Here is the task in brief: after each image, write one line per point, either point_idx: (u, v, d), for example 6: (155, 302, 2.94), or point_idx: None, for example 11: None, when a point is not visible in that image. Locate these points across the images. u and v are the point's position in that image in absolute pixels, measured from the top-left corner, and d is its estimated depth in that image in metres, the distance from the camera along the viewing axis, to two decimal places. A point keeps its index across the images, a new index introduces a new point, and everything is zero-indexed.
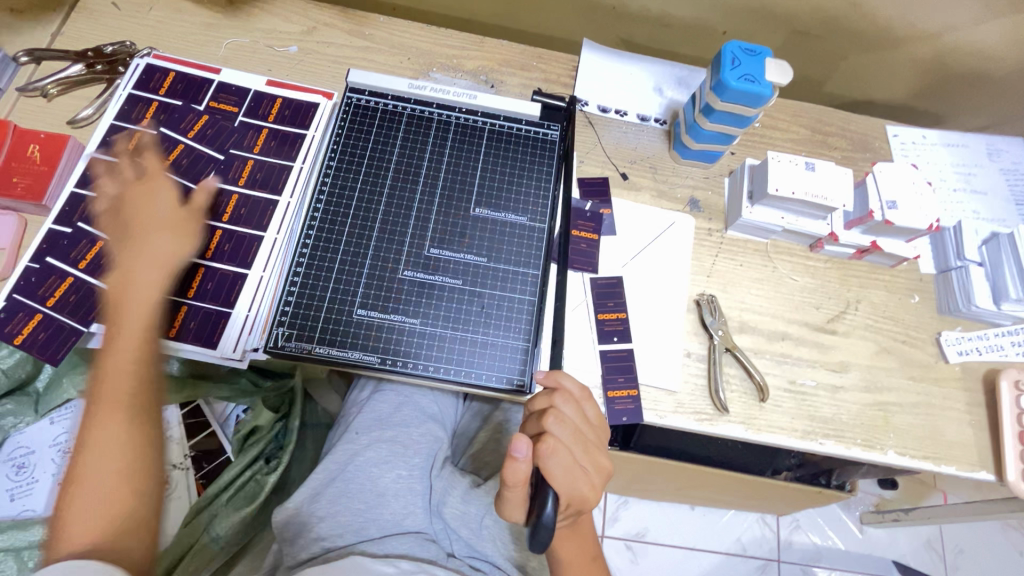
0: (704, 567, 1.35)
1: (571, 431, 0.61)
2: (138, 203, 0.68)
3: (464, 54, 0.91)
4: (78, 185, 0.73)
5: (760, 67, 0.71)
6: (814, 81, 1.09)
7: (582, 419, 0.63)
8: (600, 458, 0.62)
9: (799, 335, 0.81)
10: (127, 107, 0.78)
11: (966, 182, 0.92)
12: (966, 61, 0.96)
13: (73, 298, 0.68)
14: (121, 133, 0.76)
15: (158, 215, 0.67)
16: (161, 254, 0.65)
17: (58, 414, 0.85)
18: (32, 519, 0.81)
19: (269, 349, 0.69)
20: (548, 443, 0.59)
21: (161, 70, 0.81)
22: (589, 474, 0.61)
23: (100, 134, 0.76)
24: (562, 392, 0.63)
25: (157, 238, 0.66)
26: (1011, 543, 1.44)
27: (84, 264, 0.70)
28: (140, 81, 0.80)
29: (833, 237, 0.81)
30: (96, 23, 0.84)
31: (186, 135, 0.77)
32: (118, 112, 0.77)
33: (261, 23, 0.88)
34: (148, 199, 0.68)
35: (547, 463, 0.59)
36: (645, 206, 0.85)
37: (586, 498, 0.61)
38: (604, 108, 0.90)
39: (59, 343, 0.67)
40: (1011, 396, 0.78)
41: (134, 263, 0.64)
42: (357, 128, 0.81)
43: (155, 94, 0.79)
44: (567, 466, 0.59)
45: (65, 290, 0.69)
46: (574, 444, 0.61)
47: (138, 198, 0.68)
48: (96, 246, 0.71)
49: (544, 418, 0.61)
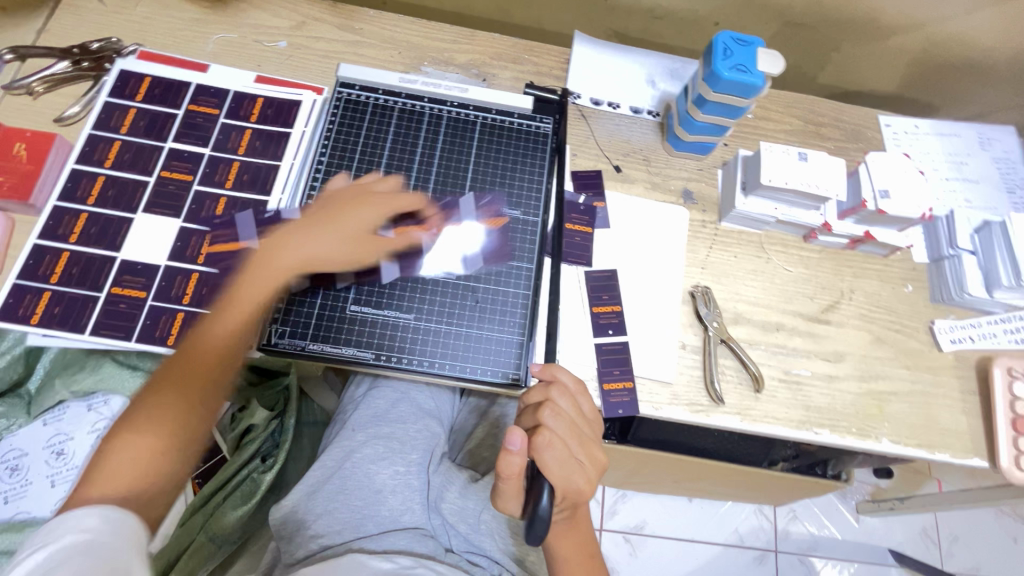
0: (702, 559, 1.36)
1: (567, 425, 0.61)
2: (347, 206, 0.70)
3: (456, 48, 0.90)
4: (60, 196, 0.72)
5: (752, 57, 0.71)
6: (807, 72, 1.09)
7: (577, 412, 0.63)
8: (596, 452, 0.62)
9: (793, 325, 0.81)
10: (104, 116, 0.76)
11: (958, 171, 0.92)
12: (958, 49, 0.97)
13: (58, 309, 0.68)
14: (102, 142, 0.75)
15: (377, 203, 0.71)
16: (340, 238, 0.69)
17: (51, 415, 0.85)
18: (26, 522, 0.79)
19: (262, 347, 0.69)
20: (543, 437, 0.59)
21: (138, 75, 0.79)
22: (584, 468, 0.61)
23: (80, 145, 0.74)
24: (557, 388, 0.63)
25: (361, 222, 0.70)
26: (1006, 529, 1.46)
27: (56, 277, 0.69)
28: (114, 88, 0.78)
29: (827, 227, 0.81)
30: (82, 20, 0.83)
31: (120, 131, 0.76)
32: (95, 121, 0.76)
33: (249, 18, 0.87)
34: (361, 203, 0.71)
35: (542, 458, 0.59)
36: (639, 199, 0.84)
37: (580, 492, 0.61)
38: (597, 100, 0.90)
39: (77, 314, 0.68)
40: (1005, 383, 0.78)
41: (314, 242, 0.68)
42: (349, 123, 0.80)
43: (132, 101, 0.77)
44: (562, 461, 0.59)
45: (46, 304, 0.68)
46: (570, 439, 0.61)
47: (354, 204, 0.70)
48: (62, 258, 0.70)
49: (539, 413, 0.61)
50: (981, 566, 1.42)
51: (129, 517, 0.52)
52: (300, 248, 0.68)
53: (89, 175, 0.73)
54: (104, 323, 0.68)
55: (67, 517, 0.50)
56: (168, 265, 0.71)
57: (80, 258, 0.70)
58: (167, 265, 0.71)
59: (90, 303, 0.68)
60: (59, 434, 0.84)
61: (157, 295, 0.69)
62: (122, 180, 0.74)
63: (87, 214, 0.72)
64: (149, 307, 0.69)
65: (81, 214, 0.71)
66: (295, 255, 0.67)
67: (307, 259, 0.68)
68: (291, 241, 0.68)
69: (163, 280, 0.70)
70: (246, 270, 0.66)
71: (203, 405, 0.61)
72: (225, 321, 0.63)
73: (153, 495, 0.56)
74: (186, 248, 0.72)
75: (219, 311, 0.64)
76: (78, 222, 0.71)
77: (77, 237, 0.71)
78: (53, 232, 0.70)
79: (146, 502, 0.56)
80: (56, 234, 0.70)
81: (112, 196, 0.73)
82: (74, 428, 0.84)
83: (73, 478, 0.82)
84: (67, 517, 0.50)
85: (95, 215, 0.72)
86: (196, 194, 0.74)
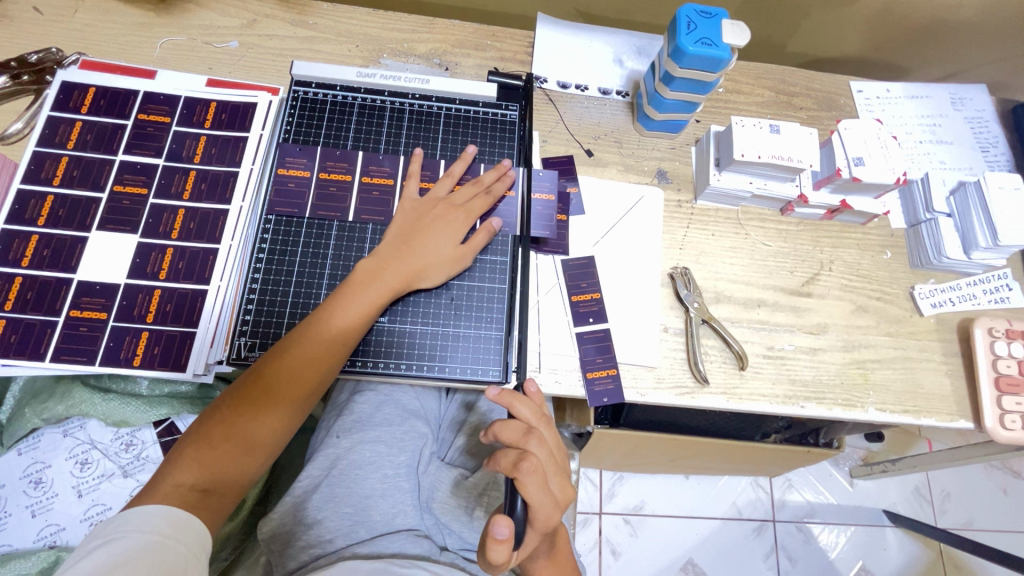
0: (701, 534, 1.37)
1: (549, 454, 0.59)
2: (427, 224, 0.71)
3: (415, 38, 0.87)
4: (7, 220, 0.69)
5: (717, 29, 0.69)
6: (776, 41, 1.07)
7: (553, 442, 0.62)
8: (567, 487, 0.61)
9: (775, 300, 0.80)
10: (48, 131, 0.73)
11: (932, 134, 0.91)
12: (925, 9, 0.95)
13: (14, 337, 0.65)
14: (49, 160, 0.71)
15: (456, 220, 0.72)
16: (444, 257, 0.70)
17: (25, 445, 0.81)
18: (9, 554, 0.76)
19: (232, 361, 0.67)
20: (530, 459, 0.56)
21: (82, 86, 0.75)
22: (556, 500, 0.59)
23: (25, 163, 0.71)
24: (543, 415, 0.62)
25: (445, 238, 0.71)
26: (995, 483, 1.48)
27: (10, 304, 0.66)
28: (58, 102, 0.74)
29: (803, 199, 0.80)
30: (18, 30, 0.79)
31: (66, 148, 0.72)
32: (39, 138, 0.72)
33: (197, 18, 0.83)
34: (447, 219, 0.72)
35: (522, 478, 0.56)
36: (613, 182, 0.83)
37: (548, 523, 0.58)
38: (564, 83, 0.87)
39: (35, 340, 0.65)
40: (986, 343, 0.78)
41: (424, 255, 0.69)
42: (306, 122, 0.77)
43: (77, 114, 0.74)
44: (541, 488, 0.57)
45: (2, 333, 0.65)
46: (549, 466, 0.59)
47: (434, 220, 0.71)
48: (15, 283, 0.67)
49: (526, 436, 0.59)
50: (973, 520, 1.45)
51: (193, 518, 0.54)
52: (398, 261, 0.68)
53: (37, 195, 0.70)
54: (65, 348, 0.66)
55: (130, 517, 0.52)
56: (129, 282, 0.68)
57: (34, 282, 0.67)
58: (128, 283, 0.68)
59: (49, 328, 0.66)
60: (36, 463, 0.81)
61: (119, 315, 0.67)
62: (73, 199, 0.70)
63: (38, 235, 0.69)
64: (112, 328, 0.67)
65: (32, 236, 0.68)
66: (401, 269, 0.68)
67: (417, 269, 0.69)
68: (383, 254, 0.69)
69: (125, 299, 0.68)
70: (353, 280, 0.67)
71: (289, 423, 0.63)
72: (332, 321, 0.64)
73: (220, 496, 0.57)
74: (146, 264, 0.69)
75: (323, 318, 0.65)
76: (29, 245, 0.68)
77: (30, 260, 0.68)
78: (4, 257, 0.67)
79: (211, 503, 0.56)
80: (7, 259, 0.67)
81: (63, 215, 0.70)
82: (51, 456, 0.81)
83: (53, 506, 0.79)
84: (126, 516, 0.52)
85: (47, 235, 0.69)
86: (153, 207, 0.71)
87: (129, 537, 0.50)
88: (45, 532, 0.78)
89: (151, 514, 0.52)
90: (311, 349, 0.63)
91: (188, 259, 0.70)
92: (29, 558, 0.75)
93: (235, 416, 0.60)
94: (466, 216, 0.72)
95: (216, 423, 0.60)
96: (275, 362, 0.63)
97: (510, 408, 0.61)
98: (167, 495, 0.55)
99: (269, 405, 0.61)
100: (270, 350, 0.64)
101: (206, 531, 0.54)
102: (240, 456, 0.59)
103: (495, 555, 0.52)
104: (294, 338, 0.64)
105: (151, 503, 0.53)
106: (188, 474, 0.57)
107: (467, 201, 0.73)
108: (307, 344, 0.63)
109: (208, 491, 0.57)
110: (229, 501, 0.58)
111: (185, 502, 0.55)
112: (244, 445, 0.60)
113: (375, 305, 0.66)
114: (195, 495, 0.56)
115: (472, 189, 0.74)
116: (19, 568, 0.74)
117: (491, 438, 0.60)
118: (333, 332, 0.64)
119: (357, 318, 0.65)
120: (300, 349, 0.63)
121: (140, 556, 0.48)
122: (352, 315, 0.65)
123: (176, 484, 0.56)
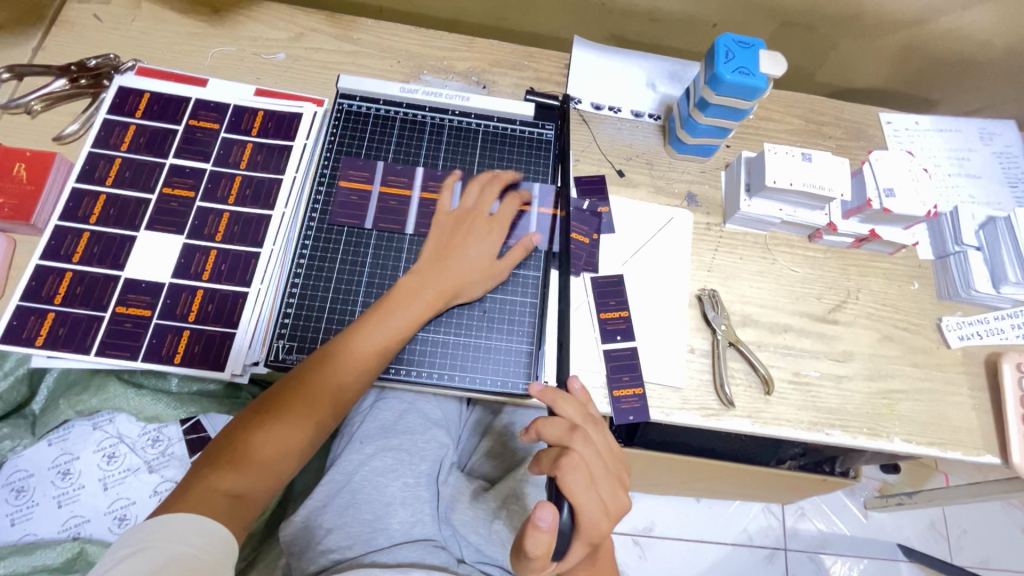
0: (712, 559, 1.36)
1: (595, 453, 0.60)
2: (466, 241, 0.73)
3: (455, 56, 0.90)
4: (62, 217, 0.71)
5: (754, 59, 0.71)
6: (806, 70, 1.08)
7: (604, 445, 0.62)
8: (619, 494, 0.61)
9: (801, 326, 0.81)
10: (104, 133, 0.76)
11: (960, 167, 0.92)
12: (955, 44, 0.97)
13: (62, 330, 0.67)
14: (102, 161, 0.74)
15: (492, 238, 0.74)
16: (481, 273, 0.72)
17: (55, 436, 0.83)
18: (34, 543, 0.77)
19: (270, 362, 0.69)
20: (570, 459, 0.58)
21: (137, 92, 0.78)
22: (605, 508, 0.59)
23: (80, 163, 0.74)
24: (588, 415, 0.63)
25: (482, 254, 0.73)
26: (1014, 521, 1.46)
27: (60, 298, 0.68)
28: (113, 105, 0.77)
29: (832, 227, 0.81)
30: (79, 37, 0.83)
31: (119, 150, 0.75)
32: (95, 139, 0.75)
33: (247, 30, 0.86)
34: (483, 236, 0.74)
35: (564, 477, 0.58)
36: (643, 203, 0.84)
37: (595, 530, 0.59)
38: (597, 105, 0.89)
39: (82, 333, 0.67)
40: (1014, 378, 0.78)
41: (462, 271, 0.71)
42: (350, 134, 0.80)
43: (131, 118, 0.77)
44: (586, 488, 0.58)
45: (50, 325, 0.67)
46: (596, 466, 0.60)
47: (473, 237, 0.73)
48: (65, 278, 0.69)
49: (570, 434, 0.60)
50: (990, 559, 1.42)
51: (223, 528, 0.54)
52: (437, 276, 0.70)
53: (90, 194, 0.73)
54: (108, 342, 0.67)
55: (161, 525, 0.51)
56: (174, 281, 0.70)
57: (83, 278, 0.69)
58: (173, 282, 0.70)
59: (95, 322, 0.68)
60: (65, 454, 0.82)
61: (163, 313, 0.69)
62: (123, 199, 0.73)
63: (88, 232, 0.71)
64: (155, 325, 0.69)
65: (82, 234, 0.71)
66: (441, 285, 0.70)
67: (455, 286, 0.71)
68: (422, 269, 0.71)
69: (169, 297, 0.70)
70: (393, 294, 0.69)
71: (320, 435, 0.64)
72: (368, 337, 0.66)
73: (251, 503, 0.58)
74: (190, 265, 0.71)
75: (360, 332, 0.66)
76: (80, 241, 0.71)
77: (80, 256, 0.70)
78: (56, 252, 0.70)
79: (241, 511, 0.57)
80: (59, 254, 0.70)
81: (114, 214, 0.72)
82: (80, 448, 0.83)
83: (79, 497, 0.80)
84: (155, 523, 0.52)
85: (97, 233, 0.71)
86: (199, 209, 0.74)
87: (158, 548, 0.50)
88: (71, 523, 0.79)
89: (179, 521, 0.52)
90: (348, 362, 0.65)
91: (232, 263, 0.72)
92: (54, 548, 0.76)
93: (267, 425, 0.61)
94: (502, 233, 0.75)
95: (249, 432, 0.60)
96: (313, 374, 0.64)
97: (553, 406, 0.62)
98: (204, 498, 0.55)
99: (306, 413, 0.62)
100: (308, 360, 0.66)
101: (234, 539, 0.54)
102: (272, 462, 0.60)
103: (533, 542, 0.54)
104: (332, 350, 0.65)
105: (189, 509, 0.54)
106: (222, 479, 0.57)
107: (502, 220, 0.76)
108: (344, 356, 0.64)
109: (241, 497, 0.57)
110: (257, 510, 0.59)
111: (218, 508, 0.55)
112: (276, 454, 0.60)
113: (411, 320, 0.68)
114: (229, 501, 0.56)
115: (509, 206, 0.77)
116: (44, 557, 0.76)
117: (533, 437, 0.61)
118: (371, 346, 0.66)
119: (393, 333, 0.67)
120: (338, 361, 0.64)
121: (172, 566, 0.49)
122: (388, 330, 0.67)
123: (211, 489, 0.56)
